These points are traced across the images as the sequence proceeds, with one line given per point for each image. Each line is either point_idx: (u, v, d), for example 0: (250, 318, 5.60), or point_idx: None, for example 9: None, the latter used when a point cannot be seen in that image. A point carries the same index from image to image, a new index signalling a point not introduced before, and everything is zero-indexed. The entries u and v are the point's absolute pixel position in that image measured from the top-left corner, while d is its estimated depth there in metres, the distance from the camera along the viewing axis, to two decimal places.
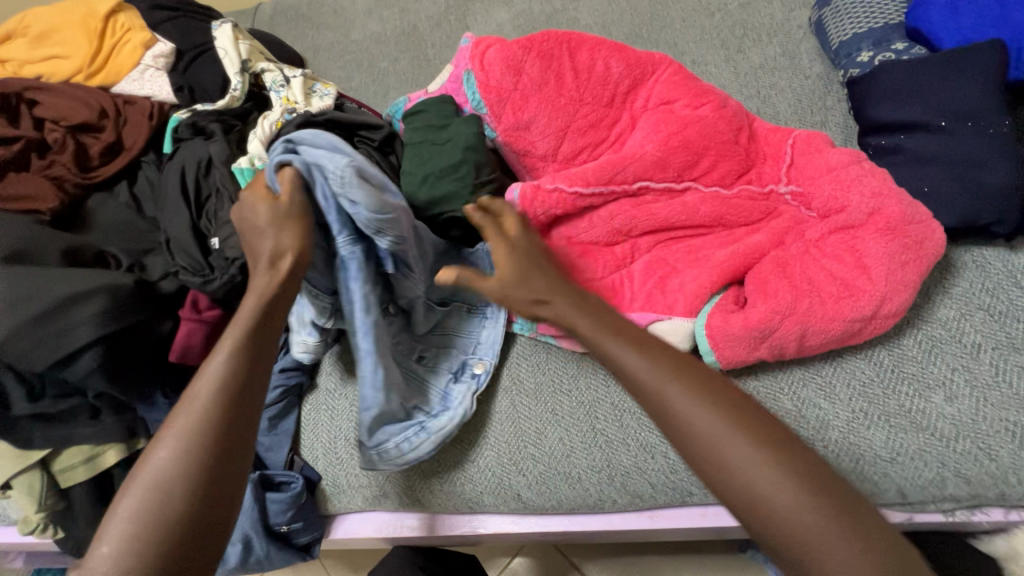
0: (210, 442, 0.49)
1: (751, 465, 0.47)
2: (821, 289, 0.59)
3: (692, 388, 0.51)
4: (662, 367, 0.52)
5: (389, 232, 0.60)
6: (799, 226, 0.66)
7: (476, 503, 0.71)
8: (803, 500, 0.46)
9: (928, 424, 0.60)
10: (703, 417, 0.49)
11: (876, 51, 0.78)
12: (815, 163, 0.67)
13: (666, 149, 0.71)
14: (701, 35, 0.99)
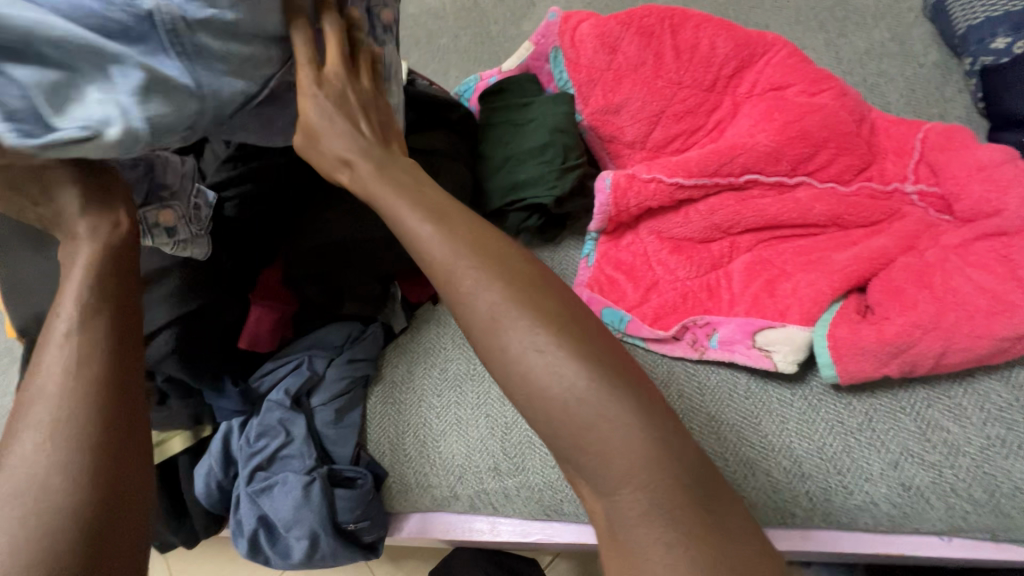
0: (77, 421, 0.38)
1: (600, 417, 0.39)
2: (969, 301, 0.53)
3: (561, 337, 0.41)
4: (525, 304, 0.42)
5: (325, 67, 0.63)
6: (932, 230, 0.60)
7: (556, 511, 0.67)
8: (653, 457, 0.38)
9: None
10: (562, 372, 0.40)
11: (1015, 36, 0.70)
12: (954, 160, 0.60)
13: (779, 138, 0.65)
14: (796, 16, 0.91)
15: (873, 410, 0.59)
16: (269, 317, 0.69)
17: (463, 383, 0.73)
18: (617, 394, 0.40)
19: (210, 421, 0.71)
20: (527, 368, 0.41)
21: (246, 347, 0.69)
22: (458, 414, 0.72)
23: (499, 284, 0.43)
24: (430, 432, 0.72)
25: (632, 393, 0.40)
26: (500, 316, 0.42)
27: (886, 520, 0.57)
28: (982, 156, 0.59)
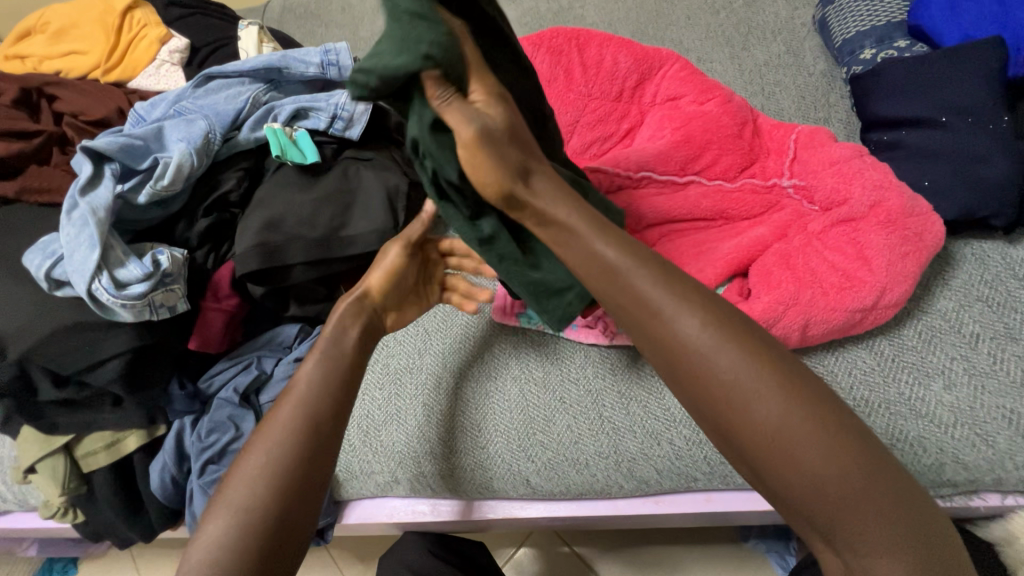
0: (295, 453, 0.51)
1: (827, 467, 0.40)
2: (823, 279, 0.62)
3: (790, 394, 0.42)
4: (750, 364, 0.43)
5: (243, 90, 0.79)
6: (802, 220, 0.68)
7: (486, 488, 0.73)
8: (880, 497, 0.40)
9: (927, 411, 0.61)
10: (809, 432, 0.41)
11: (878, 48, 0.80)
12: (818, 157, 0.70)
13: (671, 144, 0.73)
14: (706, 33, 1.01)
15: None
16: (217, 318, 0.74)
17: (403, 376, 0.79)
18: (851, 441, 0.41)
19: (164, 420, 0.75)
20: (757, 430, 0.42)
21: (198, 348, 0.74)
22: (401, 408, 0.77)
23: (736, 350, 0.43)
24: (379, 425, 0.77)
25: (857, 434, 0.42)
26: (750, 391, 0.42)
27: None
28: (841, 155, 0.68)
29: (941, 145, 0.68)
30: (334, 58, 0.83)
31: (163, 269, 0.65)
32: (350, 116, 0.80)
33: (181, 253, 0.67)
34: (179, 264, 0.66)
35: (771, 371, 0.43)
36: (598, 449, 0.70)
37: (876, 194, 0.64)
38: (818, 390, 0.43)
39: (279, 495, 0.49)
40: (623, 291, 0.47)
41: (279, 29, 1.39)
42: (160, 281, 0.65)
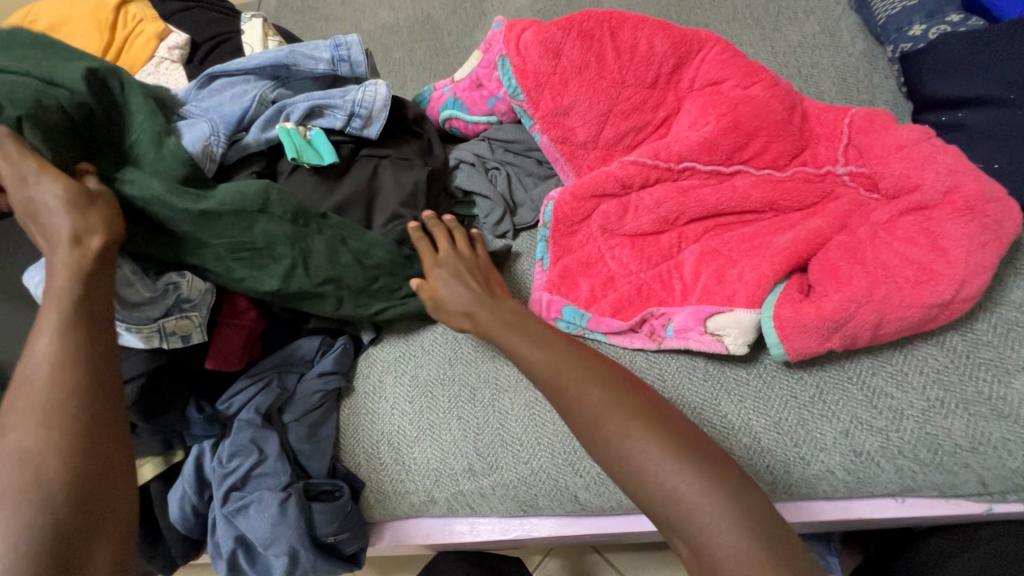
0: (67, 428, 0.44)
1: (666, 472, 0.46)
2: (896, 274, 0.58)
3: (636, 417, 0.50)
4: (608, 399, 0.51)
5: (248, 88, 0.74)
6: (862, 209, 0.65)
7: (531, 505, 0.69)
8: (712, 498, 0.44)
9: (1009, 412, 0.57)
10: (634, 437, 0.48)
11: (929, 24, 0.75)
12: (881, 141, 0.65)
13: (717, 133, 0.68)
14: (733, 14, 0.96)
15: (822, 383, 0.62)
16: (237, 336, 0.69)
17: (433, 389, 0.75)
18: (696, 459, 0.47)
19: (182, 445, 0.70)
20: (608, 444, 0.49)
21: (215, 367, 0.68)
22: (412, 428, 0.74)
23: (588, 384, 0.53)
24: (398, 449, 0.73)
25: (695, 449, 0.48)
26: (598, 411, 0.51)
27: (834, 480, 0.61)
28: (904, 138, 0.64)
29: (1010, 125, 0.63)
30: (346, 53, 0.78)
31: (182, 294, 0.62)
32: (369, 114, 0.75)
33: (203, 279, 0.65)
34: (199, 291, 0.64)
35: (619, 399, 0.51)
36: None
37: (951, 179, 0.59)
38: (671, 422, 0.50)
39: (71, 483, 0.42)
40: (511, 355, 0.58)
41: (277, 25, 1.33)
42: (177, 307, 0.63)
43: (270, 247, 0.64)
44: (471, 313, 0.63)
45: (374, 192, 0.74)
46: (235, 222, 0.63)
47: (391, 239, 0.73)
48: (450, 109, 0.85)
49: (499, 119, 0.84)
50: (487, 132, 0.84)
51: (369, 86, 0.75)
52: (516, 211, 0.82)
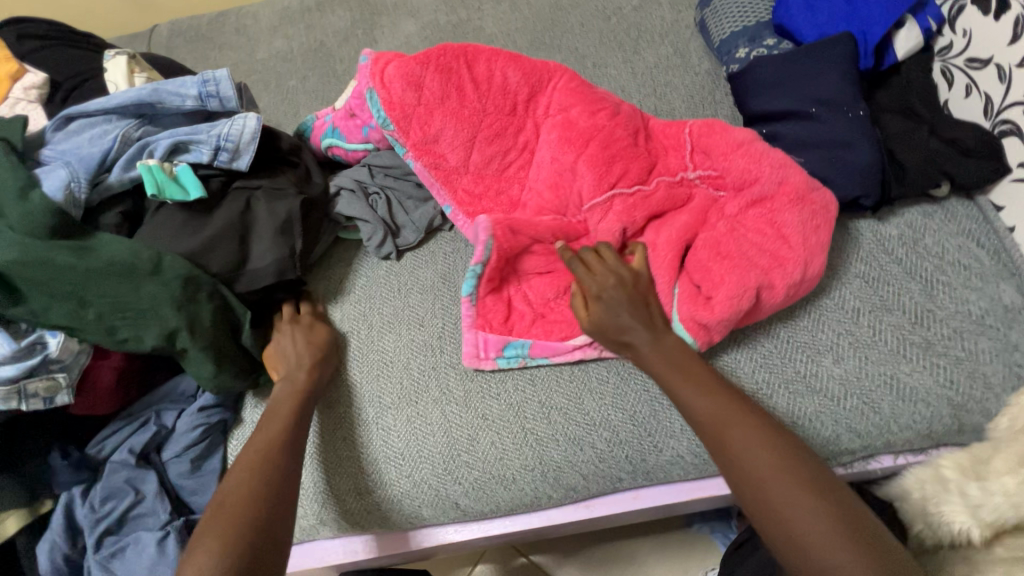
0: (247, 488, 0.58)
1: (829, 547, 0.49)
2: (757, 262, 0.65)
3: (801, 484, 0.53)
4: (774, 461, 0.54)
5: (111, 126, 0.74)
6: (716, 205, 0.72)
7: (417, 517, 0.71)
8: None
9: (820, 386, 0.65)
10: (795, 503, 0.52)
11: (751, 47, 0.84)
12: (721, 142, 0.72)
13: (576, 153, 0.74)
14: (600, 39, 1.03)
15: None
16: (106, 377, 0.68)
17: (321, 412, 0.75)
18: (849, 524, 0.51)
19: (50, 494, 0.69)
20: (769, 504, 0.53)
21: (82, 412, 0.68)
22: (347, 445, 0.73)
23: (758, 449, 0.55)
24: (354, 465, 0.72)
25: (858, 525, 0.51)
26: (765, 470, 0.54)
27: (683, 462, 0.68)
28: (724, 147, 0.71)
29: (812, 136, 0.72)
30: (214, 89, 0.77)
31: (50, 355, 0.63)
32: (236, 147, 0.75)
33: (78, 341, 0.65)
34: (71, 352, 0.65)
35: (790, 464, 0.54)
36: (558, 449, 0.69)
37: (778, 180, 0.68)
38: (833, 492, 0.53)
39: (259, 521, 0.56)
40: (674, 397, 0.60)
41: (169, 55, 1.30)
42: (43, 368, 0.63)
43: (127, 289, 0.66)
44: (631, 344, 0.63)
45: (246, 223, 0.75)
46: (91, 262, 0.65)
47: (264, 269, 0.73)
48: (329, 139, 0.87)
49: (377, 146, 0.86)
50: (366, 158, 0.87)
51: (237, 119, 0.75)
52: (398, 235, 0.85)
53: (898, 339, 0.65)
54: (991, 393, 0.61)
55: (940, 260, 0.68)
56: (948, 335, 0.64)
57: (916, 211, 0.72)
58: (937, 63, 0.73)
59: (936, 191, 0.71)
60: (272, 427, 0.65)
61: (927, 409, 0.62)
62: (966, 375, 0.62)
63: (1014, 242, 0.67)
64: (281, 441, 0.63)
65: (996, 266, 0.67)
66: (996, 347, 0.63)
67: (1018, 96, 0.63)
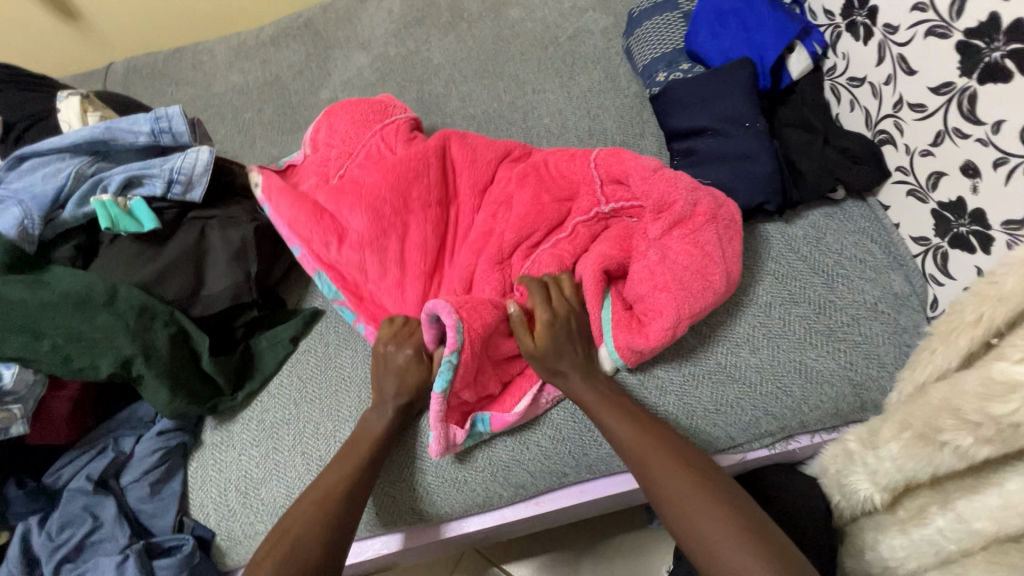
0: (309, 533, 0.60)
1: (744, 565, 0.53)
2: (688, 285, 0.69)
3: (719, 505, 0.57)
4: (694, 486, 0.59)
5: (62, 164, 0.77)
6: (639, 228, 0.75)
7: (374, 524, 0.74)
8: None
9: (738, 375, 0.71)
10: (715, 522, 0.56)
11: (669, 71, 0.92)
12: (634, 167, 0.75)
13: (501, 237, 0.76)
14: (538, 67, 1.11)
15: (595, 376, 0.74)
16: (63, 406, 0.71)
17: (279, 430, 0.78)
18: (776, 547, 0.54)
19: (7, 525, 0.70)
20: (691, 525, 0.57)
21: (39, 440, 0.70)
22: (402, 452, 0.74)
23: (678, 476, 0.60)
24: None
25: (770, 540, 0.55)
26: (686, 494, 0.58)
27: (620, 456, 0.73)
28: (631, 168, 0.75)
29: (721, 150, 0.79)
30: (166, 125, 0.80)
31: (4, 386, 0.65)
32: (189, 179, 0.79)
33: (33, 371, 0.67)
34: (26, 383, 0.66)
35: (717, 498, 0.58)
36: (506, 449, 0.73)
37: (692, 195, 0.72)
38: (750, 514, 0.57)
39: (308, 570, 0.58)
40: (603, 429, 0.65)
41: (125, 91, 1.33)
42: (0, 400, 0.65)
43: (82, 320, 0.68)
44: (560, 376, 0.67)
45: (200, 251, 0.78)
46: (45, 295, 0.68)
47: (217, 294, 0.77)
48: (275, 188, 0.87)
49: None
50: None
51: (187, 154, 0.79)
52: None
53: (804, 328, 0.72)
54: (885, 371, 0.69)
55: (840, 256, 0.76)
56: (847, 322, 0.72)
57: (819, 213, 0.80)
58: (827, 82, 0.82)
59: (834, 194, 0.79)
60: (327, 475, 0.66)
61: (831, 389, 0.69)
62: (863, 356, 0.70)
63: (900, 237, 0.75)
64: (338, 489, 0.64)
65: (887, 258, 0.75)
66: (888, 330, 0.71)
67: (887, 110, 0.71)
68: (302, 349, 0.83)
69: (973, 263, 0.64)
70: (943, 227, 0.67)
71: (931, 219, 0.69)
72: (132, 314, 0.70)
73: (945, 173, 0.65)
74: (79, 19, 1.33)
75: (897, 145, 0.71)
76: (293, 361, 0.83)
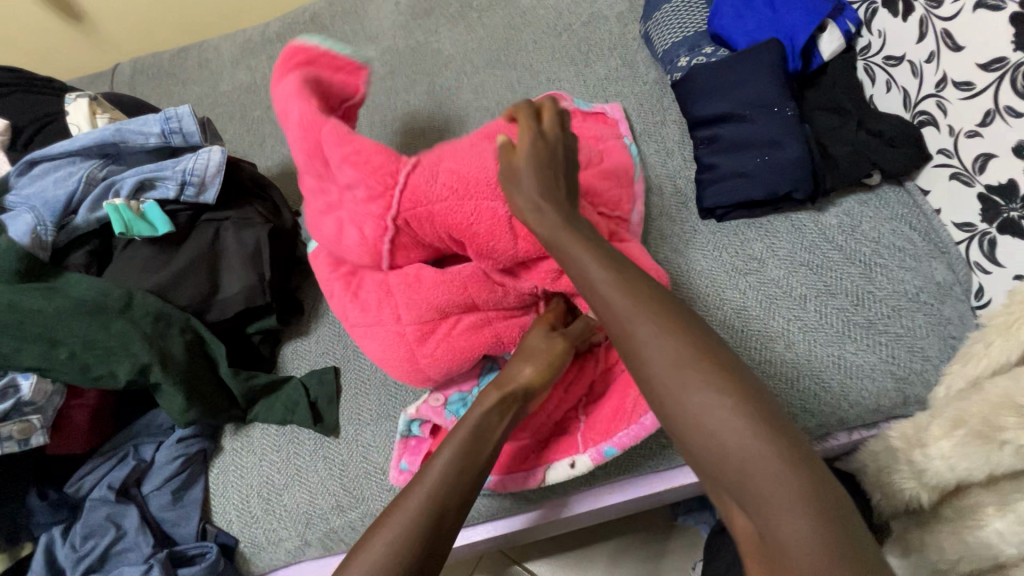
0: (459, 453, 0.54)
1: (706, 412, 0.41)
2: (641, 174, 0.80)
3: (679, 342, 0.44)
4: (660, 324, 0.45)
5: (72, 168, 0.75)
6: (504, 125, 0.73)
7: None
8: (758, 447, 0.39)
9: (775, 371, 0.68)
10: (672, 364, 0.43)
11: (691, 55, 0.88)
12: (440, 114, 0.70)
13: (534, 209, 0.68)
14: (552, 56, 1.08)
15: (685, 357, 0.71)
16: (82, 415, 0.70)
17: (299, 434, 0.76)
18: (786, 453, 0.39)
19: (31, 536, 0.69)
20: (642, 367, 0.45)
21: (58, 450, 0.69)
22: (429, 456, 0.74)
23: (634, 309, 0.47)
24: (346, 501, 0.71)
25: (743, 385, 0.42)
26: (642, 330, 0.46)
27: (650, 454, 0.71)
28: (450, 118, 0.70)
29: (749, 136, 0.76)
30: (177, 126, 0.78)
31: (22, 398, 0.63)
32: (202, 180, 0.77)
33: (50, 381, 0.66)
34: (44, 394, 0.65)
35: (684, 333, 0.45)
36: None
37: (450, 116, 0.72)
38: (724, 359, 0.43)
39: (426, 495, 0.50)
40: (564, 256, 0.54)
41: (133, 92, 1.31)
42: (17, 411, 0.63)
43: (98, 328, 0.67)
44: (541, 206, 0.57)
45: (215, 254, 0.76)
46: (61, 303, 0.67)
47: (230, 299, 0.75)
48: (449, 419, 0.68)
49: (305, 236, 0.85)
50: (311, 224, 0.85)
51: (197, 154, 0.77)
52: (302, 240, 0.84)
53: (841, 321, 0.69)
54: (929, 365, 0.66)
55: (877, 244, 0.73)
56: (887, 314, 0.69)
57: (853, 201, 0.76)
58: (860, 62, 0.79)
59: (869, 180, 0.76)
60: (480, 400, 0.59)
61: (872, 384, 0.66)
62: (906, 350, 0.67)
63: (942, 223, 0.71)
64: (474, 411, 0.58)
65: (928, 246, 0.71)
66: (931, 322, 0.68)
67: (929, 90, 0.68)
68: (316, 352, 0.81)
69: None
70: (991, 212, 0.64)
71: (977, 204, 0.66)
72: (147, 321, 0.69)
73: (995, 155, 0.61)
74: (84, 20, 1.31)
75: (938, 127, 0.68)
76: (307, 363, 0.81)
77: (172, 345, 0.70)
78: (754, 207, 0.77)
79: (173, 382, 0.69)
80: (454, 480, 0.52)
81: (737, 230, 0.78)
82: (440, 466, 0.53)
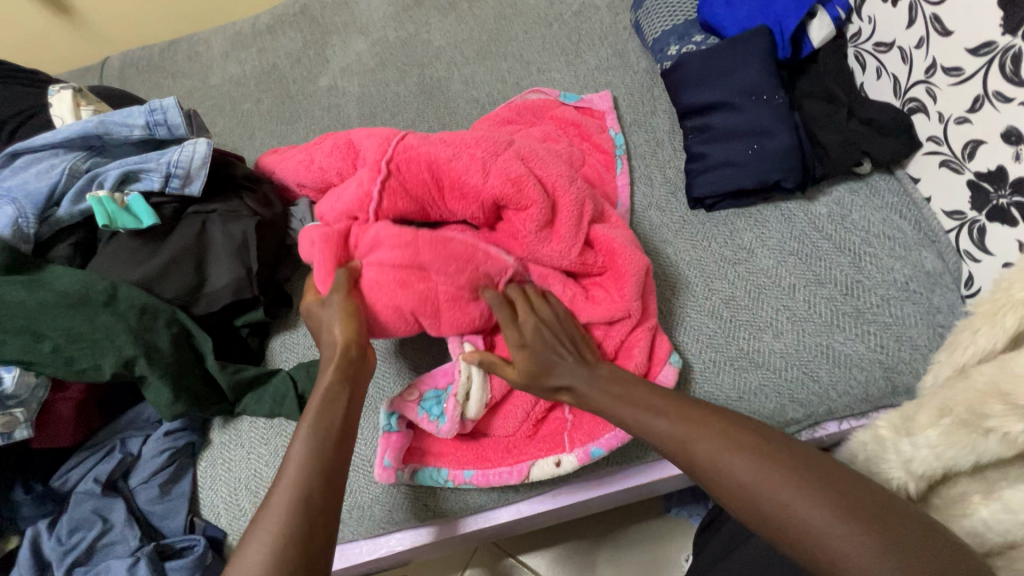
0: (321, 435, 0.51)
1: (785, 506, 0.43)
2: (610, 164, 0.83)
3: (732, 442, 0.48)
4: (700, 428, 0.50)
5: (54, 160, 0.75)
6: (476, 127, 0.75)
7: (388, 521, 0.72)
8: (848, 532, 0.40)
9: (761, 361, 0.68)
10: (730, 462, 0.47)
11: (681, 44, 0.87)
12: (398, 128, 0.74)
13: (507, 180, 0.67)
14: (543, 46, 1.07)
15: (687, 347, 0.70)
16: (68, 408, 0.70)
17: (287, 427, 0.76)
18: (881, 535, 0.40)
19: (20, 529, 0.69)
20: (702, 473, 0.49)
21: (43, 443, 0.68)
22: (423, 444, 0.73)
23: (668, 420, 0.52)
24: None
25: (812, 473, 0.44)
26: (684, 439, 0.50)
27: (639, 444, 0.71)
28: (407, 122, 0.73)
29: (739, 125, 0.75)
30: (162, 118, 0.77)
31: (6, 391, 0.63)
32: (187, 172, 0.76)
33: (34, 374, 0.66)
34: (28, 386, 0.65)
35: (728, 433, 0.49)
36: None
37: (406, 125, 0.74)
38: (785, 451, 0.46)
39: (291, 489, 0.47)
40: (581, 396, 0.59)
41: (122, 86, 1.30)
42: (1, 405, 0.63)
43: (81, 321, 0.67)
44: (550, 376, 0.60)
45: (200, 246, 0.75)
46: (44, 296, 0.66)
47: (216, 291, 0.74)
48: (421, 417, 0.68)
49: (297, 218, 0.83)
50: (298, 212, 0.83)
51: (182, 147, 0.76)
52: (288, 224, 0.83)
53: (830, 310, 0.69)
54: (918, 354, 0.66)
55: (867, 234, 0.72)
56: (876, 303, 0.68)
57: (843, 189, 0.76)
58: (851, 49, 0.78)
59: (859, 168, 0.75)
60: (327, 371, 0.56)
61: (861, 373, 0.66)
62: (894, 339, 0.67)
63: (932, 212, 0.71)
64: (336, 389, 0.55)
65: (918, 235, 0.71)
66: (920, 311, 0.67)
67: (919, 76, 0.67)
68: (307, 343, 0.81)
69: (1013, 237, 0.60)
70: (980, 200, 0.63)
71: (967, 191, 0.65)
72: (131, 314, 0.68)
73: (984, 142, 0.60)
74: (73, 13, 1.30)
75: (928, 114, 0.67)
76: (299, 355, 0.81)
77: (157, 337, 0.69)
78: (743, 197, 0.77)
79: (160, 375, 0.69)
80: (328, 461, 0.50)
81: (726, 220, 0.77)
82: (300, 456, 0.49)
